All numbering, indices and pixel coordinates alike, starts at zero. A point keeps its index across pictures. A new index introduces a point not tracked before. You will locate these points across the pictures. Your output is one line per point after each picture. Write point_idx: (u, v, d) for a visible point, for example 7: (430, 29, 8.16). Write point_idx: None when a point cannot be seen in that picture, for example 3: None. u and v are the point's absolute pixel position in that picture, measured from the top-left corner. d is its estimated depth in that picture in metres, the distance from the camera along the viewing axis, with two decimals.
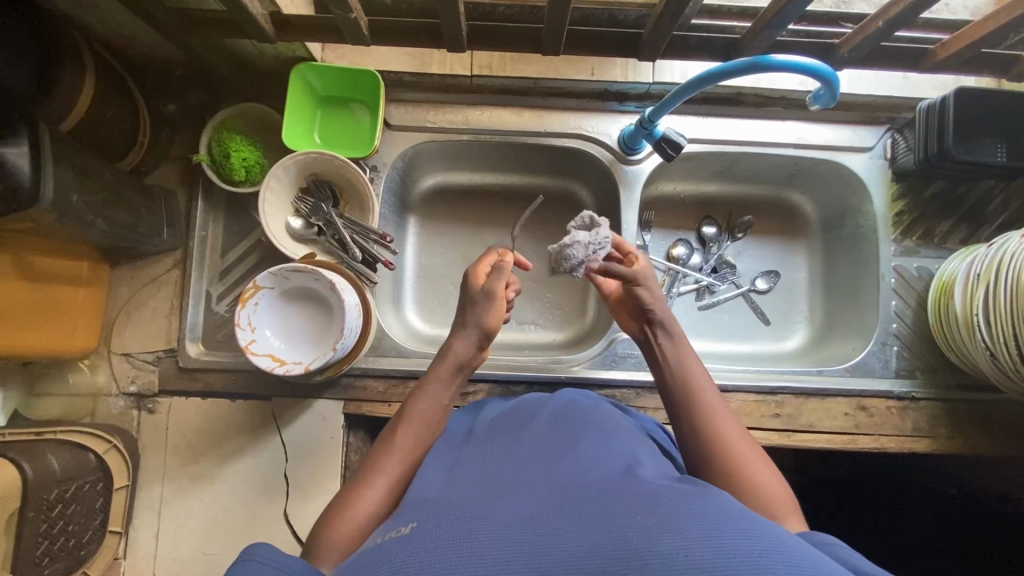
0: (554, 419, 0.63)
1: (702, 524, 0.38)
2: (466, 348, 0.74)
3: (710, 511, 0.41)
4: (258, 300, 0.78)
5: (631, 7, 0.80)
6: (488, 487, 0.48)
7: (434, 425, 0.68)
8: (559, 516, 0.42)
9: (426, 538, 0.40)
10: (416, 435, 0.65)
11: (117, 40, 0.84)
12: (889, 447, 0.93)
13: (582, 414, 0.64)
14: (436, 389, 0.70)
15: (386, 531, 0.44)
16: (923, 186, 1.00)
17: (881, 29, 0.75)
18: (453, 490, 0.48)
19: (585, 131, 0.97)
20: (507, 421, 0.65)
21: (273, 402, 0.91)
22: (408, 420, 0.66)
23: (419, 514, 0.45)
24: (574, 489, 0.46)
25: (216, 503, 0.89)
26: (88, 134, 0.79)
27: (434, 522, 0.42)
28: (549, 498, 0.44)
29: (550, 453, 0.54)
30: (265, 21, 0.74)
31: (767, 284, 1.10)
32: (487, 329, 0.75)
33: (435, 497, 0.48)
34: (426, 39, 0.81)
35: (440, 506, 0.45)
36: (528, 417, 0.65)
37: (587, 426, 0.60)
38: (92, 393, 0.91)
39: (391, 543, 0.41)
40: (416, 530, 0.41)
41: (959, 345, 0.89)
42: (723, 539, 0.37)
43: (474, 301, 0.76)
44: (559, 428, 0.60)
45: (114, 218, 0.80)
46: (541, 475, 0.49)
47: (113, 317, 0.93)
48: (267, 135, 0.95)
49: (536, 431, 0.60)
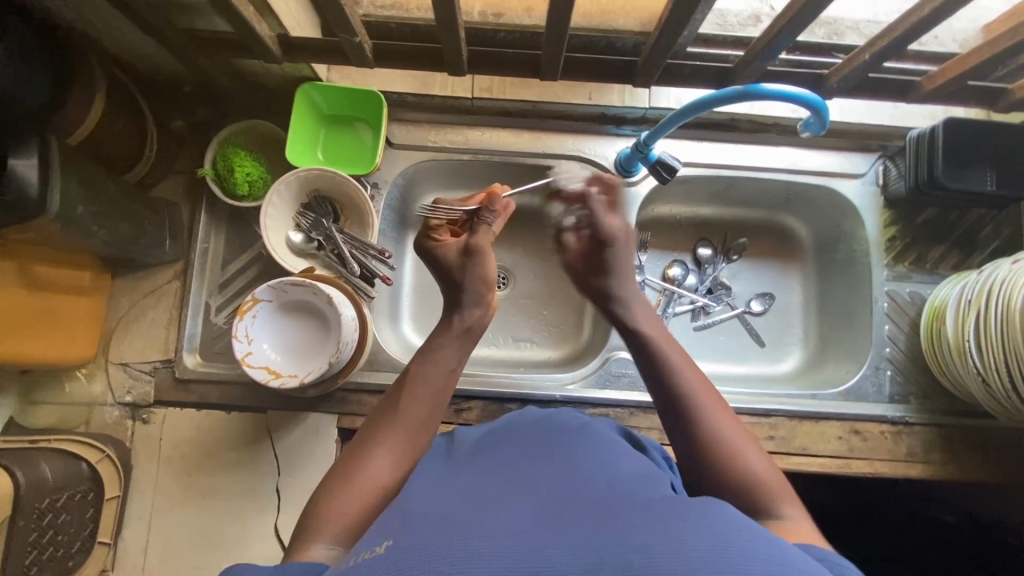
0: (534, 438, 0.61)
1: (679, 538, 0.38)
2: (479, 319, 0.74)
3: (688, 522, 0.40)
4: (256, 312, 0.79)
5: (628, 34, 0.82)
6: (466, 506, 0.46)
7: (446, 390, 0.68)
8: (539, 533, 0.40)
9: (402, 555, 0.38)
10: (426, 404, 0.65)
11: (128, 57, 0.86)
12: (883, 472, 0.93)
13: (565, 434, 0.62)
14: (447, 353, 0.70)
15: (359, 552, 0.42)
16: (914, 212, 1.02)
17: (870, 59, 0.77)
18: (429, 510, 0.47)
19: (583, 153, 0.99)
20: (485, 440, 0.63)
21: (268, 415, 0.91)
22: (416, 385, 0.66)
23: (396, 531, 0.43)
24: (553, 509, 0.44)
25: (208, 516, 0.89)
26: (96, 148, 0.81)
27: (412, 540, 0.40)
28: (528, 518, 0.43)
29: (527, 475, 0.52)
30: (273, 43, 0.77)
31: (762, 306, 1.11)
32: (484, 280, 0.76)
33: (410, 515, 0.46)
34: (429, 63, 0.83)
35: (418, 523, 0.43)
36: (506, 434, 0.64)
37: (571, 448, 0.58)
38: (88, 402, 0.91)
39: (363, 565, 0.38)
40: (392, 549, 0.39)
41: (952, 372, 0.90)
42: (703, 553, 0.36)
43: (459, 265, 0.76)
44: (535, 446, 0.59)
45: (117, 229, 0.82)
46: (519, 495, 0.48)
47: (112, 326, 0.94)
48: (271, 151, 0.97)
49: (514, 449, 0.59)
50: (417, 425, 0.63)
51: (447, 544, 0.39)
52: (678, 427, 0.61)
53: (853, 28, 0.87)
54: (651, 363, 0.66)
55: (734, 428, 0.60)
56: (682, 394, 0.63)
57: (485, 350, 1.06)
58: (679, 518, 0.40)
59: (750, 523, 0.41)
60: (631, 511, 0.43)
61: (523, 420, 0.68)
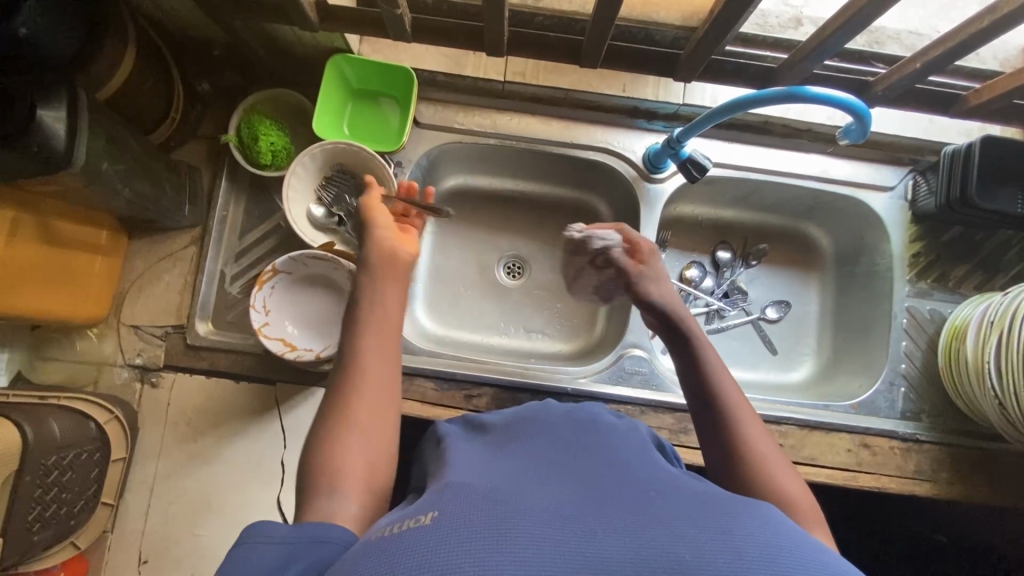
0: (571, 428, 0.60)
1: (729, 532, 0.37)
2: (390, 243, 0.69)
3: (737, 517, 0.39)
4: (275, 283, 0.78)
5: (669, 27, 0.81)
6: (507, 483, 0.46)
7: (392, 337, 0.62)
8: (587, 519, 0.39)
9: (451, 531, 0.37)
10: (381, 362, 0.60)
11: (159, 15, 0.85)
12: (890, 488, 0.92)
13: (598, 426, 0.61)
14: (386, 295, 0.64)
15: (399, 521, 0.41)
16: (940, 230, 1.00)
17: (917, 70, 0.76)
18: (469, 485, 0.46)
19: (611, 145, 0.97)
20: (514, 428, 0.62)
21: (277, 387, 0.90)
22: (370, 343, 0.60)
23: (439, 504, 0.42)
24: (599, 496, 0.43)
25: (210, 483, 0.88)
26: (122, 105, 0.80)
27: (458, 516, 0.39)
28: (573, 501, 0.42)
29: (566, 460, 0.51)
30: (311, 10, 0.75)
31: (777, 313, 1.10)
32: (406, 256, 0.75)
33: (450, 489, 0.45)
34: (466, 41, 0.81)
35: (461, 498, 0.42)
36: (537, 421, 0.63)
37: (606, 440, 0.57)
38: (97, 362, 0.91)
39: (408, 535, 0.38)
40: (439, 521, 0.39)
41: (967, 393, 0.89)
42: (756, 551, 0.35)
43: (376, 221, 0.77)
44: (573, 436, 0.58)
45: (139, 189, 0.81)
46: (560, 478, 0.47)
47: (126, 288, 0.93)
48: (298, 122, 0.95)
49: (547, 436, 0.58)
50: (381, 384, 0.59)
51: (498, 524, 0.38)
52: (712, 439, 0.61)
53: (895, 38, 0.85)
54: (690, 367, 0.66)
55: (769, 450, 0.59)
56: (721, 406, 0.62)
57: (496, 338, 1.05)
58: (726, 513, 0.40)
59: (796, 527, 0.40)
60: (675, 502, 0.42)
61: (548, 411, 0.67)
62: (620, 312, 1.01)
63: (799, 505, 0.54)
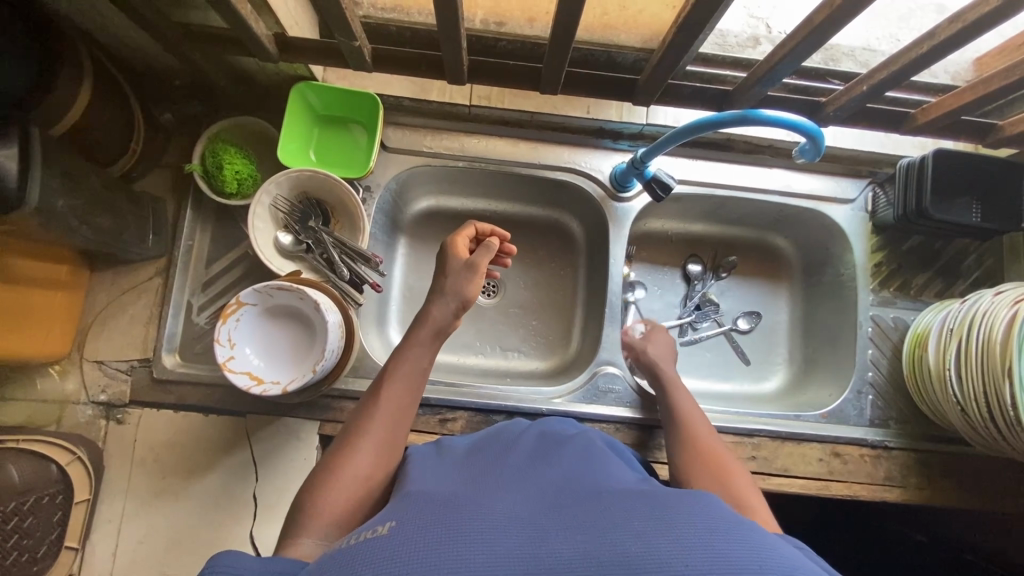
0: (532, 442, 0.61)
1: (674, 522, 0.39)
2: (444, 315, 0.73)
3: (683, 508, 0.41)
4: (240, 316, 0.78)
5: (630, 49, 0.83)
6: (465, 491, 0.46)
7: (416, 389, 0.68)
8: (543, 521, 0.40)
9: (407, 537, 0.37)
10: (398, 404, 0.66)
11: (116, 46, 0.84)
12: (862, 495, 0.94)
13: (565, 442, 0.62)
14: (417, 354, 0.70)
15: (358, 532, 0.41)
16: (901, 239, 1.03)
17: (865, 92, 0.78)
18: (429, 495, 0.46)
19: (578, 166, 0.99)
20: (481, 445, 0.62)
21: (248, 418, 0.89)
22: (390, 385, 0.67)
23: (398, 513, 0.43)
24: (555, 503, 0.43)
25: (180, 520, 0.86)
26: (80, 138, 0.79)
27: (415, 524, 0.39)
28: (531, 508, 0.43)
29: (529, 471, 0.52)
30: (269, 41, 0.75)
31: (748, 324, 1.12)
32: (465, 299, 0.74)
33: (409, 500, 0.46)
34: (427, 70, 0.82)
35: (419, 507, 0.43)
36: (502, 440, 0.63)
37: (571, 452, 0.58)
38: (60, 400, 0.89)
39: (364, 543, 0.38)
40: (395, 530, 0.39)
41: (931, 398, 0.91)
42: (697, 535, 0.37)
43: (454, 271, 0.76)
44: (535, 448, 0.59)
45: (99, 224, 0.80)
46: (518, 484, 0.48)
47: (89, 322, 0.91)
48: (263, 149, 0.95)
49: (508, 449, 0.59)
50: (389, 426, 0.64)
51: (454, 529, 0.38)
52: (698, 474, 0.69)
53: (850, 55, 0.88)
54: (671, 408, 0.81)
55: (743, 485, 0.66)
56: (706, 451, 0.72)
57: (472, 358, 1.05)
58: (673, 505, 0.41)
59: (748, 520, 0.41)
60: (627, 501, 0.44)
61: (517, 430, 0.67)
62: (593, 330, 1.02)
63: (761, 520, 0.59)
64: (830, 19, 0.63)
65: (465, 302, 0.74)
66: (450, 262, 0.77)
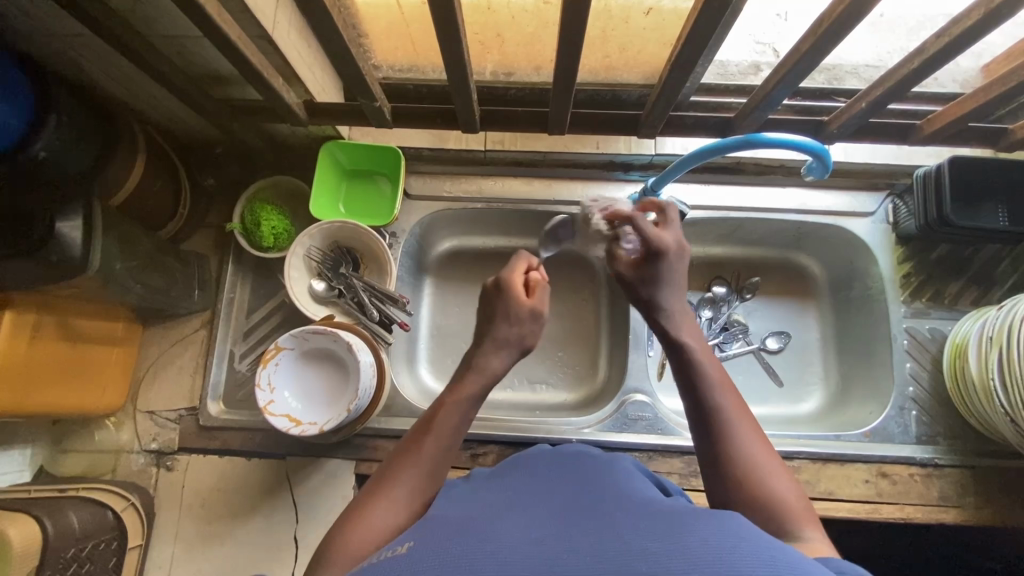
0: (560, 464, 0.62)
1: (679, 537, 0.39)
2: (501, 366, 0.73)
3: (696, 523, 0.41)
4: (279, 360, 0.82)
5: (633, 86, 0.88)
6: (482, 512, 0.48)
7: (455, 442, 0.66)
8: (554, 536, 0.42)
9: (421, 556, 0.39)
10: (433, 454, 0.63)
11: (166, 122, 0.93)
12: (915, 517, 0.89)
13: (591, 464, 0.62)
14: (462, 407, 0.68)
15: (381, 553, 0.44)
16: (928, 248, 1.01)
17: (865, 109, 0.80)
18: (449, 516, 0.48)
19: (593, 199, 1.02)
20: (506, 469, 0.63)
21: (287, 461, 0.92)
22: (431, 434, 0.64)
23: (418, 534, 0.45)
24: (568, 519, 0.45)
25: (228, 563, 0.89)
26: (134, 206, 0.87)
27: (430, 544, 0.41)
28: (542, 524, 0.44)
29: (548, 491, 0.53)
30: (300, 108, 0.83)
31: (778, 343, 1.10)
32: (525, 347, 0.76)
33: (430, 521, 0.48)
34: (443, 122, 0.88)
35: (438, 526, 0.45)
36: (528, 462, 0.64)
37: (595, 473, 0.58)
38: (115, 450, 0.94)
39: (384, 563, 0.40)
40: (412, 550, 0.41)
41: (979, 411, 0.87)
42: (706, 553, 0.37)
43: (519, 320, 0.75)
44: (552, 470, 0.60)
45: (151, 283, 0.87)
46: (532, 506, 0.49)
47: (141, 375, 0.98)
48: (297, 205, 1.02)
49: (534, 471, 0.60)
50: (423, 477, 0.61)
51: (466, 547, 0.40)
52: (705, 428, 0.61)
53: (853, 73, 0.91)
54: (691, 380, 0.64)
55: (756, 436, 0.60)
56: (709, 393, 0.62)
57: (501, 393, 1.07)
58: (686, 522, 0.42)
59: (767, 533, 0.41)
60: (642, 518, 0.44)
61: (544, 454, 0.67)
62: (619, 358, 1.02)
63: (789, 498, 0.54)
64: (817, 45, 0.66)
65: (524, 349, 0.76)
66: (513, 307, 0.75)
